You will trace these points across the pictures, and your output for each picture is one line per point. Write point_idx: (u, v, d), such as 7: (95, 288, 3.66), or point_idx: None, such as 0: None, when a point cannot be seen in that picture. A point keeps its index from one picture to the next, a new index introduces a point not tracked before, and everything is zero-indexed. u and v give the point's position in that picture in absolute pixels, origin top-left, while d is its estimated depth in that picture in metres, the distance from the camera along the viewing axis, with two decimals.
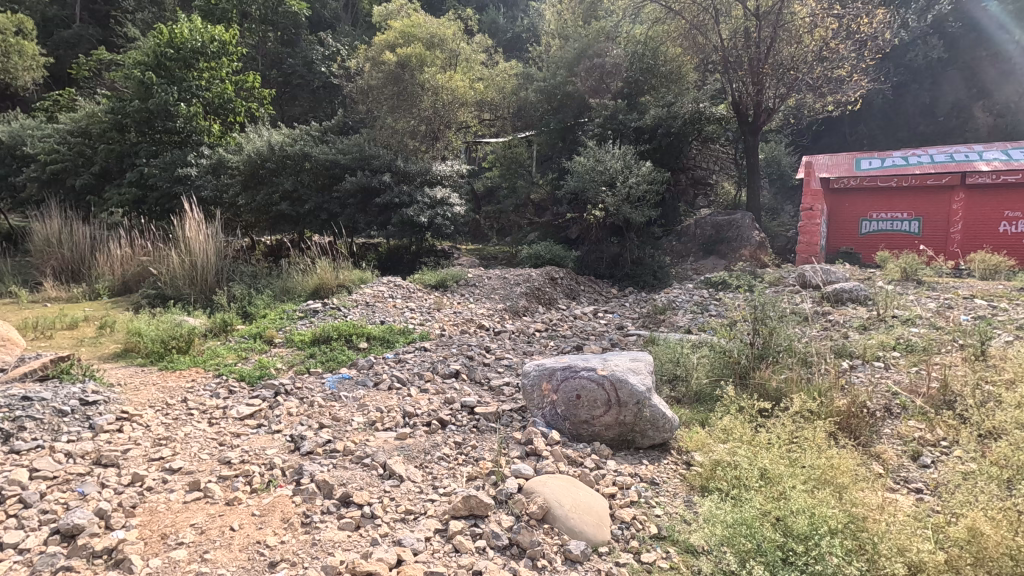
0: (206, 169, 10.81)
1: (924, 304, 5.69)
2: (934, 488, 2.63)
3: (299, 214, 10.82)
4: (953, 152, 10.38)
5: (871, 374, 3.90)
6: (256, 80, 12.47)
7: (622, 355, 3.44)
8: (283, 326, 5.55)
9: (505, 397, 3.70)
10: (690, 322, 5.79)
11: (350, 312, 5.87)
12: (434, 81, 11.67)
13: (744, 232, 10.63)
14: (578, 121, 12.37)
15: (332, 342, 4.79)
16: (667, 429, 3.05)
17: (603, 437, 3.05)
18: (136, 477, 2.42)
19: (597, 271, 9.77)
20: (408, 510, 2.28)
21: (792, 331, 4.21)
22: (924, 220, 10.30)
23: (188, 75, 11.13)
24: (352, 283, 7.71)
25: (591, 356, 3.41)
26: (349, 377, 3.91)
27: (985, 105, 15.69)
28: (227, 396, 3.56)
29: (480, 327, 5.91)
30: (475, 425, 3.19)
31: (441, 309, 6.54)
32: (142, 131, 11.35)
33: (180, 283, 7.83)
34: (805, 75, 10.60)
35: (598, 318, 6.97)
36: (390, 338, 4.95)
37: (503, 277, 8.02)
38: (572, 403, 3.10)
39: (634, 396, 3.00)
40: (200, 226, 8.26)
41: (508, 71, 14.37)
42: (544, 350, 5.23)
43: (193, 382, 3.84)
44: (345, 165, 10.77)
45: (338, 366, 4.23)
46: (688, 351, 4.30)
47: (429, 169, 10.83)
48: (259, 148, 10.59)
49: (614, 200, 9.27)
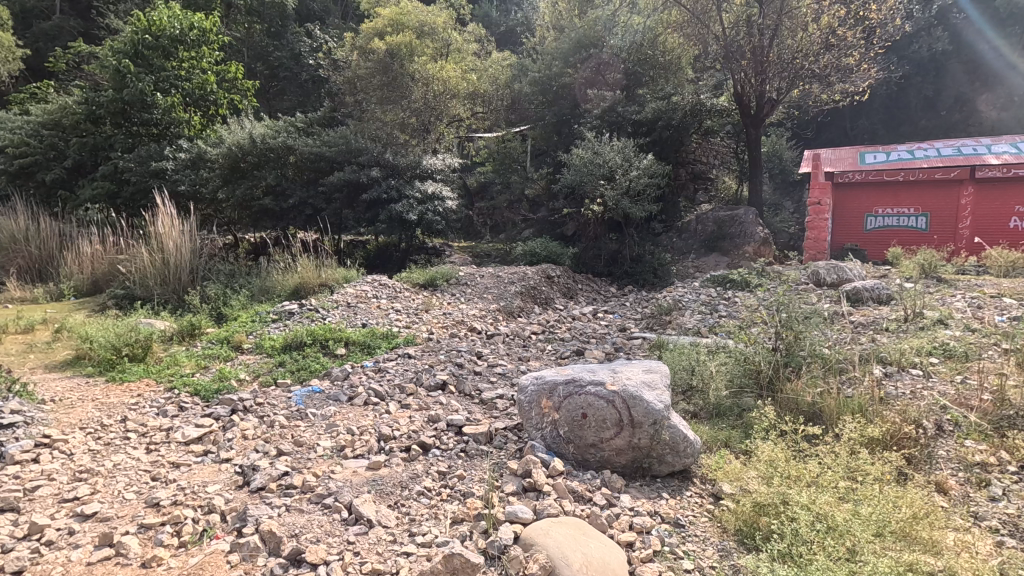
0: (184, 163, 10.27)
1: (950, 303, 5.26)
2: (1015, 528, 2.19)
3: (282, 209, 10.30)
4: (961, 146, 10.07)
5: (912, 384, 3.46)
6: (239, 71, 11.91)
7: (634, 364, 3.00)
8: (254, 330, 5.05)
9: (499, 414, 3.23)
10: (699, 324, 5.35)
11: (330, 313, 5.37)
12: (424, 71, 11.21)
13: (748, 228, 10.15)
14: (574, 115, 11.93)
15: (306, 349, 4.32)
16: (689, 453, 2.60)
17: (613, 463, 2.61)
18: (34, 529, 1.95)
19: (595, 269, 9.29)
20: (374, 571, 1.81)
21: (819, 336, 3.78)
22: (933, 216, 9.89)
23: (166, 65, 10.61)
24: (336, 282, 7.21)
25: (598, 365, 2.96)
26: (320, 391, 3.42)
27: (988, 99, 15.50)
28: (175, 414, 3.05)
29: (471, 330, 5.43)
30: (463, 449, 2.74)
31: (429, 310, 6.06)
32: (118, 123, 10.81)
33: (151, 282, 7.31)
34: (812, 64, 10.01)
35: (598, 319, 6.51)
36: (372, 343, 4.47)
37: (497, 275, 7.54)
38: (577, 424, 2.63)
39: (650, 416, 2.55)
40: (174, 221, 7.74)
41: (502, 63, 13.83)
42: (541, 356, 4.80)
43: (138, 397, 3.32)
44: (330, 158, 10.22)
45: (310, 376, 3.75)
46: (704, 357, 3.87)
47: (420, 162, 10.29)
48: (240, 141, 10.06)
49: (614, 194, 8.79)
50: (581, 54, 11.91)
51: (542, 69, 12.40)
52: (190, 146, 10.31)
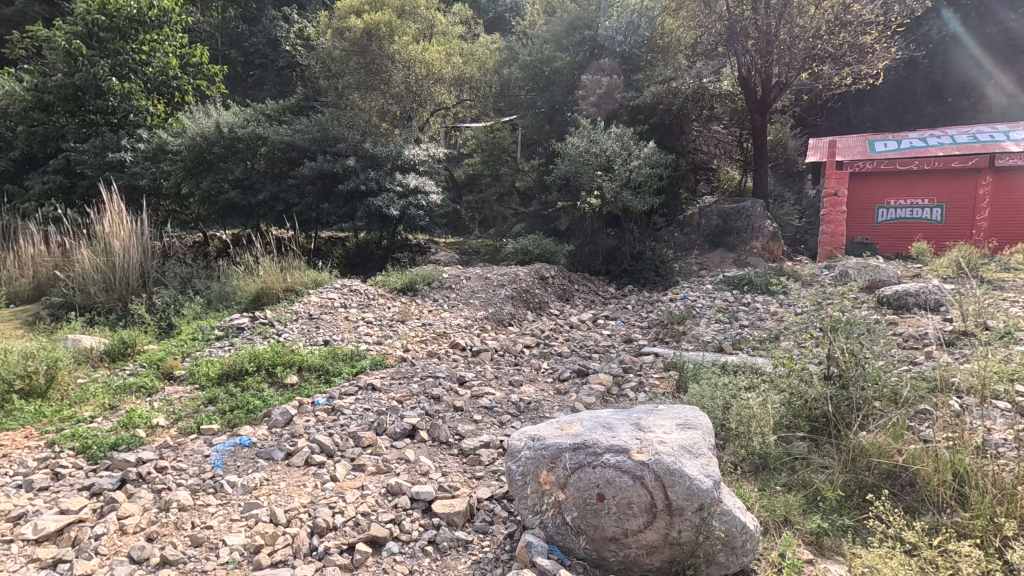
0: (143, 154, 9.35)
1: (1007, 310, 4.54)
2: None
3: (251, 205, 9.24)
4: (977, 133, 9.40)
5: (1009, 425, 2.73)
6: (205, 55, 10.88)
7: (662, 415, 2.26)
8: (192, 351, 4.19)
9: (482, 475, 2.49)
10: (719, 337, 4.57)
11: (287, 329, 4.56)
12: (405, 53, 10.40)
13: (755, 221, 9.26)
14: (567, 102, 11.08)
15: (247, 378, 3.51)
16: (747, 550, 1.85)
17: (643, 565, 1.86)
18: None
19: (591, 267, 8.49)
20: None
21: (881, 362, 3.04)
22: (949, 208, 9.17)
23: (124, 47, 9.61)
24: (303, 286, 6.38)
25: (615, 418, 2.21)
26: (248, 445, 2.61)
27: (997, 84, 14.84)
28: (43, 489, 2.26)
29: (453, 347, 4.61)
30: (430, 541, 1.99)
31: (406, 320, 5.27)
32: (71, 111, 9.75)
33: (93, 288, 6.44)
34: (827, 43, 9.19)
35: (599, 327, 5.75)
36: (331, 369, 3.70)
37: (484, 277, 6.77)
38: (591, 509, 1.88)
39: (696, 501, 1.80)
40: (123, 218, 6.86)
41: (489, 46, 12.95)
42: (535, 378, 4.04)
43: (5, 459, 2.51)
44: (304, 148, 9.31)
45: (243, 421, 2.94)
46: (740, 388, 3.13)
47: (401, 153, 9.40)
48: (204, 130, 9.01)
49: (613, 185, 7.99)
50: (574, 36, 11.07)
51: (532, 53, 11.57)
52: (150, 135, 9.39)
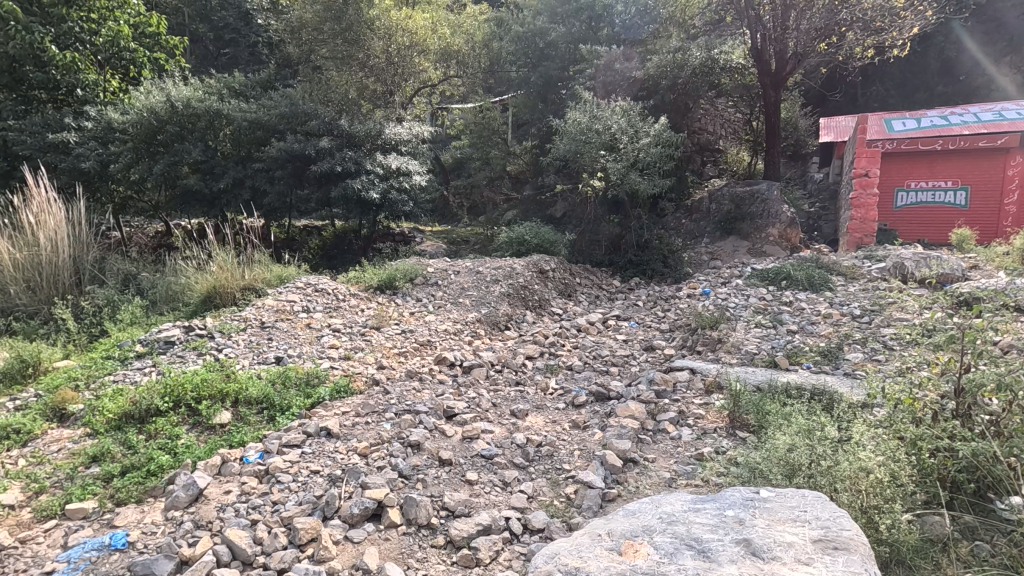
0: (91, 135, 7.77)
1: None
2: None
3: (215, 192, 8.19)
4: (1001, 111, 8.68)
5: None
6: (164, 22, 8.98)
7: (775, 515, 1.47)
8: (99, 376, 3.24)
9: None
10: (767, 348, 3.73)
11: (230, 344, 3.62)
12: (385, 20, 9.34)
13: (772, 206, 8.39)
14: (563, 75, 10.09)
15: (161, 416, 2.59)
16: None
17: None
18: None
19: (592, 257, 7.62)
20: None
21: None
22: (975, 191, 8.33)
23: (69, 13, 7.74)
24: (264, 283, 5.39)
25: (705, 531, 1.41)
26: (107, 548, 1.77)
27: (1012, 61, 14.14)
28: None
29: (440, 362, 3.70)
30: None
31: (382, 325, 4.35)
32: (6, 84, 7.89)
33: (10, 287, 5.31)
34: (853, 8, 8.21)
35: (613, 331, 4.88)
36: (279, 401, 2.79)
37: (476, 271, 5.85)
38: None
39: None
40: (51, 205, 5.79)
41: (478, 17, 11.94)
42: (543, 405, 3.17)
43: None
44: (271, 126, 8.26)
45: (137, 495, 2.05)
46: (835, 435, 2.27)
47: (381, 131, 8.40)
48: (153, 104, 7.73)
49: (617, 166, 7.10)
50: (570, 4, 10.19)
51: (523, 23, 10.56)
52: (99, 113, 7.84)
